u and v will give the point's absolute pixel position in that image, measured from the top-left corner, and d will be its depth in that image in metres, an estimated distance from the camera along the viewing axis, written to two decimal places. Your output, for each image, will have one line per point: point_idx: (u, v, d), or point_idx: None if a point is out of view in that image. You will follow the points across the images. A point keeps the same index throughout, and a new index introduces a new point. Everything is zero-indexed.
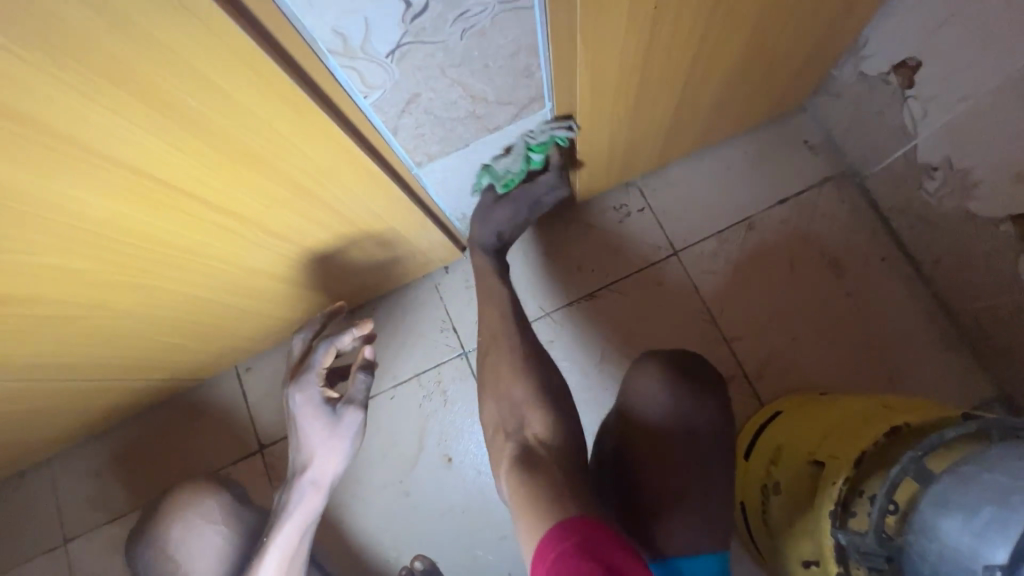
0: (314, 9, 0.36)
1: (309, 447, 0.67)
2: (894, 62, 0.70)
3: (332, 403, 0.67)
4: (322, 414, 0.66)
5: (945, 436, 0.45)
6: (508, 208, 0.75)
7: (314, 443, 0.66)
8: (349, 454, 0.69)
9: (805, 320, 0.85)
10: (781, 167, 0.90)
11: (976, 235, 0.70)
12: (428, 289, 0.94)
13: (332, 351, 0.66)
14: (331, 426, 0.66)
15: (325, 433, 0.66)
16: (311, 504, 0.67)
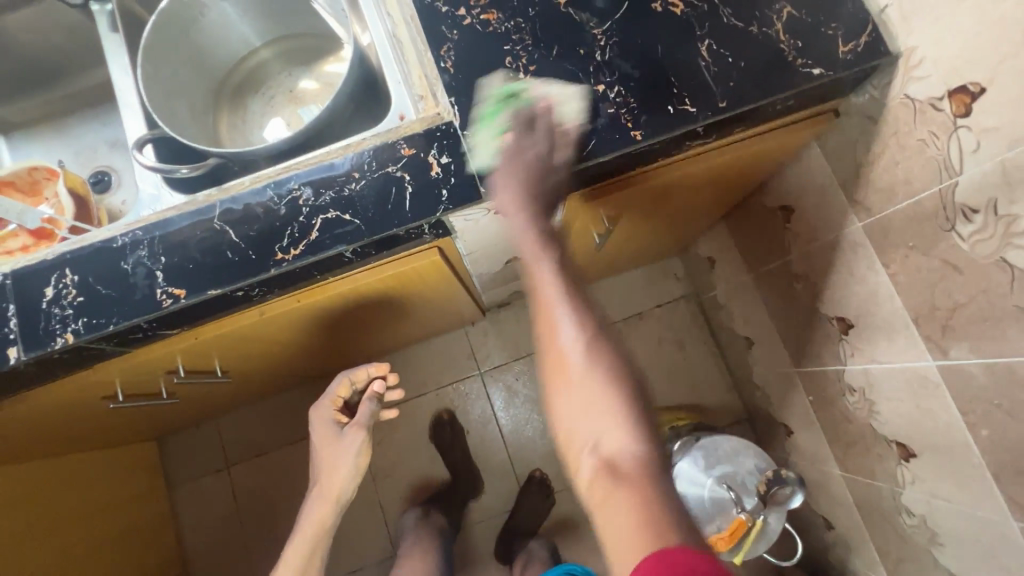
0: (483, 272, 1.11)
1: (326, 453, 1.00)
2: (706, 256, 1.49)
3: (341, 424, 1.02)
4: (332, 430, 1.01)
5: (678, 429, 1.28)
6: (459, 205, 0.68)
7: (324, 462, 1.00)
8: (349, 461, 0.99)
9: (662, 371, 1.62)
10: (660, 287, 1.67)
11: (735, 340, 1.49)
12: (462, 335, 1.66)
13: (344, 384, 1.00)
14: (335, 440, 1.00)
15: (332, 447, 1.00)
16: (318, 498, 1.01)
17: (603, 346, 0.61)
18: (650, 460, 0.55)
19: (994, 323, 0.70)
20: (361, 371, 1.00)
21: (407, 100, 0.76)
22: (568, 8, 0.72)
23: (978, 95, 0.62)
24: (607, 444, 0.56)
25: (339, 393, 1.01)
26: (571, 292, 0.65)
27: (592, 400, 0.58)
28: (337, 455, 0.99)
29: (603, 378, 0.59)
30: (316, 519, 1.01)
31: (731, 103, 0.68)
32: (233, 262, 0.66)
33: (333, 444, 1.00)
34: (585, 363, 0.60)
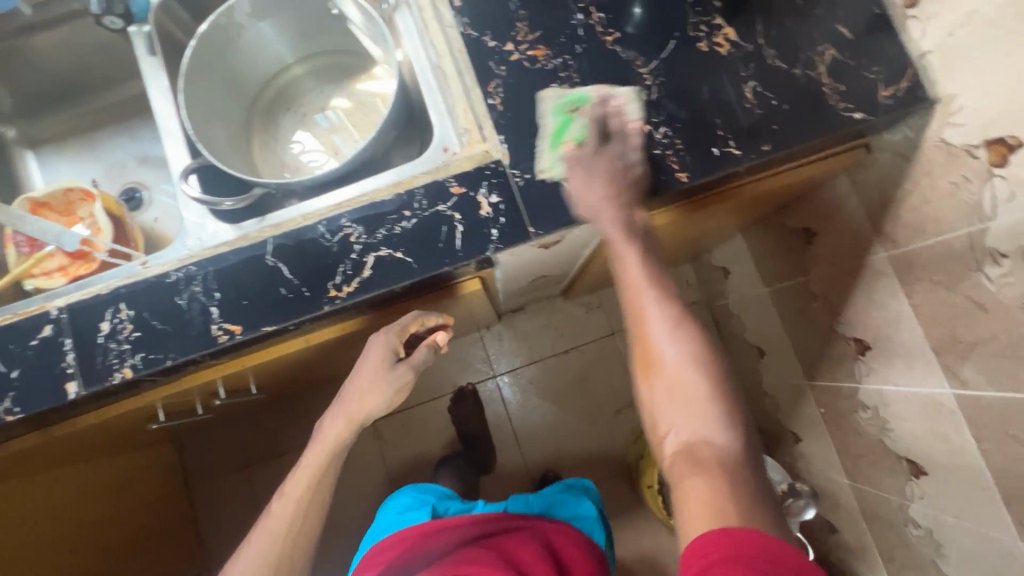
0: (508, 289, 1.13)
1: (366, 380, 0.83)
2: (720, 265, 1.51)
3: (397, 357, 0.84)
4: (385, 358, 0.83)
5: None
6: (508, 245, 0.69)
7: (362, 384, 0.83)
8: (382, 398, 0.82)
9: None
10: None
11: (745, 348, 1.53)
12: (477, 338, 1.68)
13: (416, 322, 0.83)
14: (382, 368, 0.82)
15: (378, 378, 0.83)
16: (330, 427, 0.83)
17: (694, 331, 0.62)
18: (738, 449, 0.55)
19: (1014, 361, 0.73)
20: (433, 316, 0.86)
21: (451, 131, 0.77)
22: (615, 45, 0.73)
23: (1015, 148, 0.64)
24: (691, 432, 0.57)
25: (407, 327, 0.83)
26: (660, 282, 0.64)
27: (684, 384, 0.59)
28: (375, 391, 0.82)
29: (694, 365, 0.59)
30: (329, 435, 0.83)
31: (774, 146, 0.70)
32: (287, 299, 0.67)
33: (382, 372, 0.83)
34: (677, 357, 0.60)
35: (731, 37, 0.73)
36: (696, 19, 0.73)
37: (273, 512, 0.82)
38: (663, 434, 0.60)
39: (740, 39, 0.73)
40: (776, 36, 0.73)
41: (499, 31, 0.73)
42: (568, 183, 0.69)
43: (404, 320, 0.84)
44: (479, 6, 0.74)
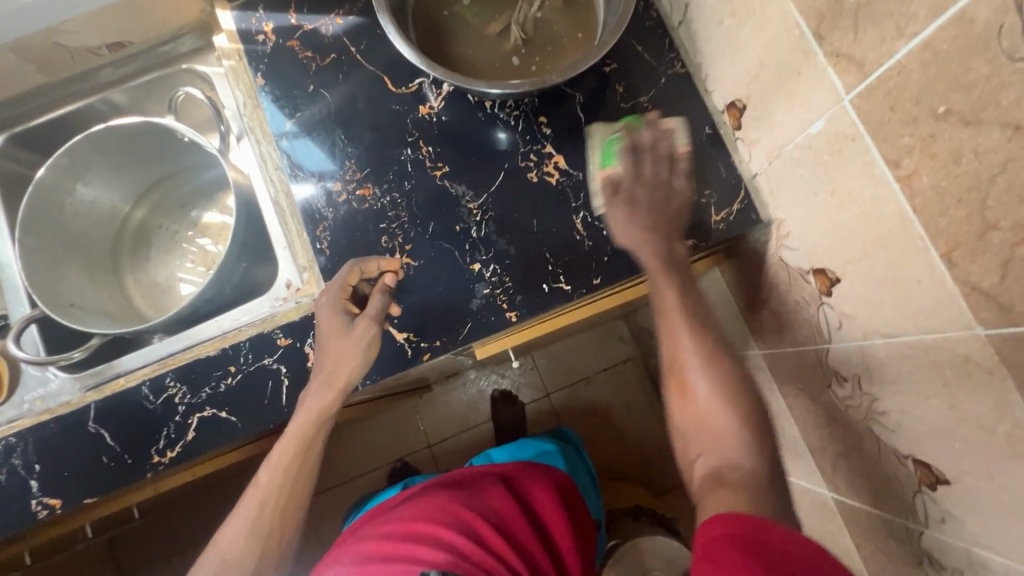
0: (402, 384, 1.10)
1: (326, 349, 0.64)
2: (646, 326, 1.48)
3: (353, 316, 0.65)
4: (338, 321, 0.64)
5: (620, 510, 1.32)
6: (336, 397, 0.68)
7: (329, 357, 0.63)
8: (355, 359, 0.63)
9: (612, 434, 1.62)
10: (608, 350, 1.66)
11: None
12: (410, 407, 1.64)
13: (355, 271, 0.65)
14: (339, 331, 0.64)
15: (341, 340, 0.63)
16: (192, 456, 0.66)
17: (725, 362, 0.56)
18: (755, 481, 0.49)
19: (871, 479, 0.71)
20: (374, 261, 0.67)
21: (291, 266, 0.75)
22: (444, 180, 0.72)
23: (836, 281, 0.63)
24: (710, 458, 0.53)
25: (346, 281, 0.65)
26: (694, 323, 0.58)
27: (711, 429, 0.54)
28: (345, 357, 0.63)
29: (730, 404, 0.54)
30: (313, 408, 0.63)
31: (606, 278, 0.69)
32: (108, 468, 0.66)
33: (343, 333, 0.63)
34: (709, 392, 0.55)
35: (560, 165, 0.72)
36: (526, 148, 0.73)
37: (259, 483, 0.64)
38: (689, 465, 0.55)
39: (570, 167, 0.72)
40: None
41: (328, 170, 0.73)
42: (396, 329, 0.68)
43: (341, 274, 0.65)
44: (308, 146, 0.74)
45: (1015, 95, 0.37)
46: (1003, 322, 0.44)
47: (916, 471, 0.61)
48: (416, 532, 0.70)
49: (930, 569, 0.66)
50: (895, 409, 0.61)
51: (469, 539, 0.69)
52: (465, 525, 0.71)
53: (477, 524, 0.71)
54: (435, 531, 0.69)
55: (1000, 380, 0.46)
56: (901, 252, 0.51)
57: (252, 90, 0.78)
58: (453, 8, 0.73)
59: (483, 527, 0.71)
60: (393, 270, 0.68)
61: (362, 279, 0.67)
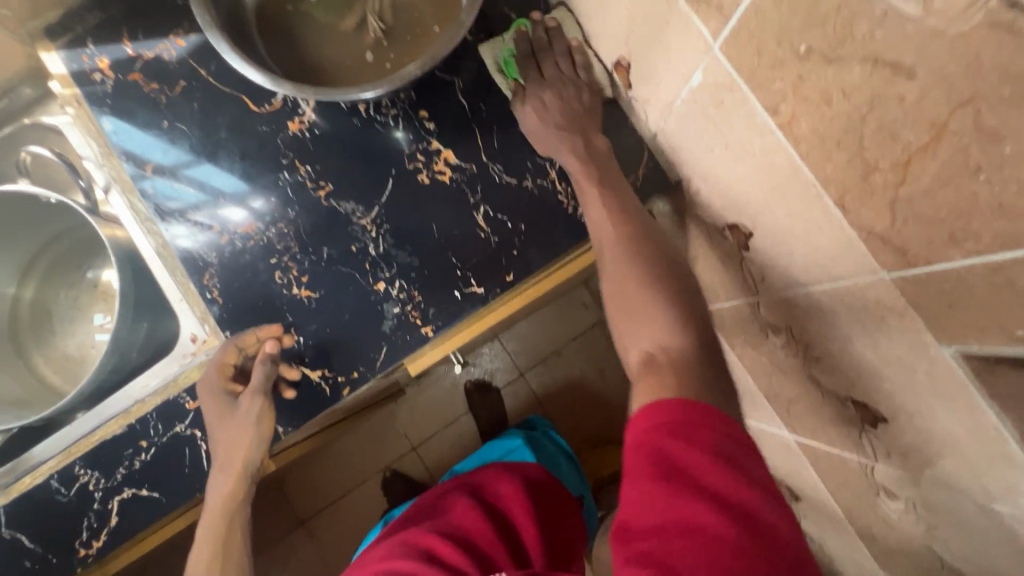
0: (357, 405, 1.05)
1: (220, 434, 0.61)
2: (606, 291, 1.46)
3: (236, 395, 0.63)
4: (223, 403, 0.63)
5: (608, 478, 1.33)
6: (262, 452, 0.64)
7: (218, 445, 0.61)
8: (251, 436, 0.61)
9: (593, 402, 1.61)
10: (573, 319, 1.64)
11: None
12: (388, 413, 1.61)
13: (230, 347, 0.63)
14: (226, 414, 0.62)
15: (228, 425, 0.61)
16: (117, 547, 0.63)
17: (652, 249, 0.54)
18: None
19: (820, 420, 0.70)
20: (252, 334, 0.63)
21: (192, 318, 0.71)
22: (329, 200, 0.66)
23: (749, 236, 0.60)
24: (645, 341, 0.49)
25: (224, 361, 0.63)
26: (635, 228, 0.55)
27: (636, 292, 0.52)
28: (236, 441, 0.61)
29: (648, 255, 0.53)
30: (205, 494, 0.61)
31: (517, 273, 0.65)
32: (34, 571, 0.62)
33: (229, 417, 0.62)
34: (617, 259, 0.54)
35: (451, 161, 0.67)
36: (411, 148, 0.67)
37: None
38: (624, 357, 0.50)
39: (461, 160, 0.67)
40: (499, 149, 0.67)
41: (226, 197, 0.67)
42: (309, 369, 0.64)
43: (216, 355, 0.63)
44: (197, 174, 0.67)
45: (868, 26, 0.33)
46: (902, 264, 0.41)
47: (858, 412, 0.60)
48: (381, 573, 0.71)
49: (887, 499, 0.66)
50: (827, 354, 0.59)
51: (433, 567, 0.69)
52: (428, 551, 0.72)
53: (438, 548, 0.72)
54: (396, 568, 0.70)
55: (911, 322, 0.44)
56: (798, 202, 0.48)
57: (102, 136, 0.70)
58: (300, 5, 0.66)
59: (444, 549, 0.72)
60: (274, 335, 0.63)
61: (242, 355, 0.64)
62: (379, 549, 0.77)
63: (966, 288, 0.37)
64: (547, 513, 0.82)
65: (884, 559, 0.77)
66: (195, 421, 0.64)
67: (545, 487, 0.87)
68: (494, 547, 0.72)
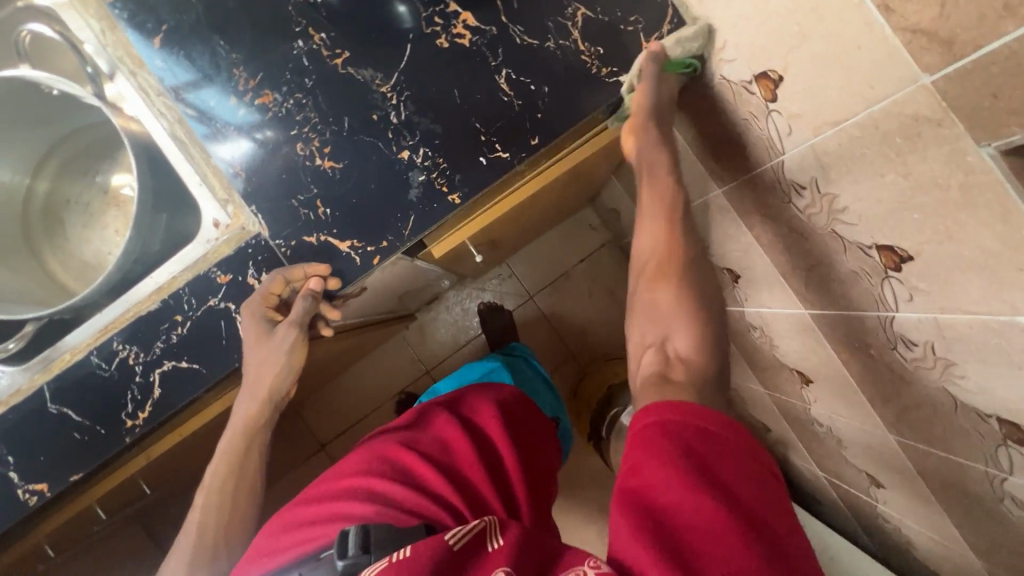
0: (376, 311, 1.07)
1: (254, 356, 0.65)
2: (615, 206, 1.46)
3: (276, 322, 0.66)
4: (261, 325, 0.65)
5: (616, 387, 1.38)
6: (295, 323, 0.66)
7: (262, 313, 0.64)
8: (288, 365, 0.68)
9: (602, 320, 1.64)
10: (580, 241, 1.64)
11: None
12: (400, 340, 1.64)
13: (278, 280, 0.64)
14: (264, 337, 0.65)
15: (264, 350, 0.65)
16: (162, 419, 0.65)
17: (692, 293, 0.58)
18: None
19: (840, 282, 0.72)
20: (300, 268, 0.64)
21: (211, 203, 0.68)
22: (346, 67, 0.64)
23: (778, 81, 0.59)
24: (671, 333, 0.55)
25: (270, 291, 0.64)
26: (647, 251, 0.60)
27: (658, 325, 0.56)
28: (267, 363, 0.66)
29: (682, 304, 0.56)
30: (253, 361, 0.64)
31: (543, 136, 0.65)
32: (84, 442, 0.64)
33: (268, 343, 0.65)
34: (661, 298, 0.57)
35: (470, 23, 0.64)
36: (427, 11, 0.65)
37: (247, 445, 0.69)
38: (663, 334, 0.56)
39: (481, 22, 0.64)
40: (519, 8, 0.64)
41: (231, 125, 0.65)
42: (338, 239, 0.64)
43: (262, 284, 0.64)
44: (213, 49, 0.65)
45: None
46: (947, 59, 0.41)
47: (881, 259, 0.61)
48: (353, 489, 0.69)
49: (905, 351, 0.68)
50: (854, 201, 0.60)
51: (410, 488, 0.67)
52: (409, 474, 0.70)
53: (419, 469, 0.70)
54: (370, 484, 0.69)
55: (950, 129, 0.44)
56: (836, 19, 0.48)
57: (104, 10, 0.67)
58: None
59: (424, 471, 0.70)
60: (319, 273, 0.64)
61: (287, 287, 0.65)
62: (349, 464, 0.75)
63: (1017, 65, 0.37)
64: (528, 443, 0.81)
65: (894, 419, 0.81)
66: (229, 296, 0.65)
67: (522, 408, 0.88)
68: (475, 470, 0.70)
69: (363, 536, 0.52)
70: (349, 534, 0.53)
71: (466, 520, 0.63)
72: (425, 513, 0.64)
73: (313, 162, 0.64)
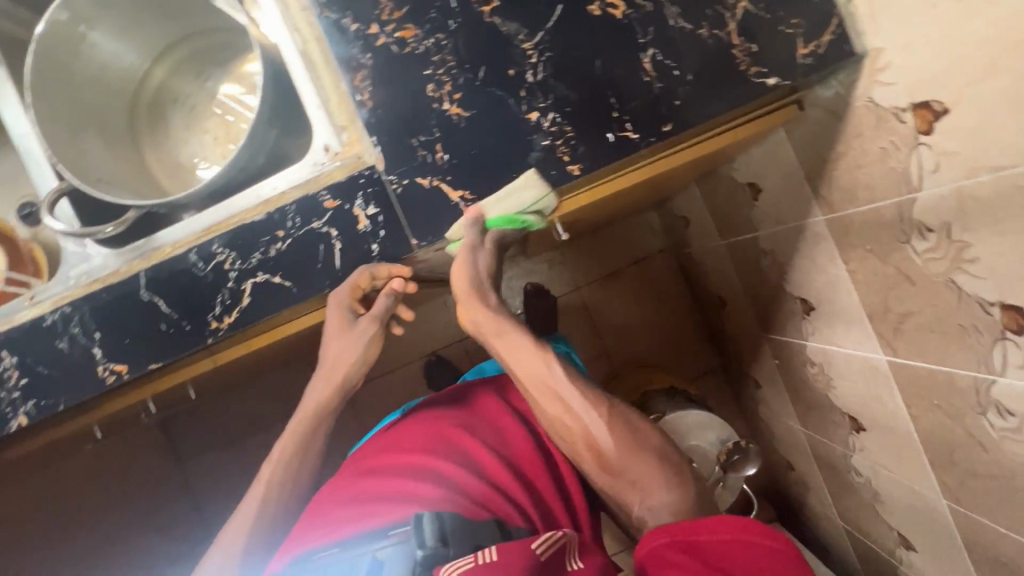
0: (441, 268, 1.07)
1: (334, 341, 0.80)
2: (685, 214, 1.43)
3: (357, 314, 0.78)
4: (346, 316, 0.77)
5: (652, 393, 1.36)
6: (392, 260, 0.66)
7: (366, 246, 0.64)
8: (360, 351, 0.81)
9: (644, 325, 1.63)
10: (638, 242, 1.62)
11: (709, 297, 1.50)
12: (441, 303, 1.65)
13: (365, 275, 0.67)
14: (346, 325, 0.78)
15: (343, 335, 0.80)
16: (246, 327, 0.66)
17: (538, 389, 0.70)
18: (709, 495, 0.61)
19: (940, 335, 0.70)
20: (386, 267, 0.68)
21: (328, 127, 0.68)
22: (492, 17, 0.63)
23: (941, 114, 0.56)
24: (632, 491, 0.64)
25: (357, 284, 0.68)
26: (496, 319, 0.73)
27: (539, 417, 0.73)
28: (347, 344, 0.81)
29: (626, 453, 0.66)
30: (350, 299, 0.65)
31: (676, 124, 0.63)
32: (169, 334, 0.65)
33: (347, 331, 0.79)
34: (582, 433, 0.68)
35: None
36: None
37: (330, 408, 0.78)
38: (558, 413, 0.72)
39: None
40: None
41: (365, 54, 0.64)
42: (450, 187, 0.64)
43: (351, 277, 0.66)
44: None
45: None
46: None
47: (1002, 318, 0.59)
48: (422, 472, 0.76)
49: (994, 418, 0.66)
50: (990, 254, 0.57)
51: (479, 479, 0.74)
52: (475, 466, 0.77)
53: (485, 462, 0.78)
54: (440, 470, 0.76)
55: None
56: None
57: None
58: None
59: (491, 465, 0.78)
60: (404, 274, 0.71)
61: (372, 282, 0.70)
62: (412, 447, 0.82)
63: None
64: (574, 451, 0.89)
65: (954, 484, 0.79)
66: (334, 221, 0.64)
67: None
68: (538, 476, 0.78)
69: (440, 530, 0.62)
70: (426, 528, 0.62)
71: (531, 517, 0.71)
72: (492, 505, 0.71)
73: (440, 106, 0.64)
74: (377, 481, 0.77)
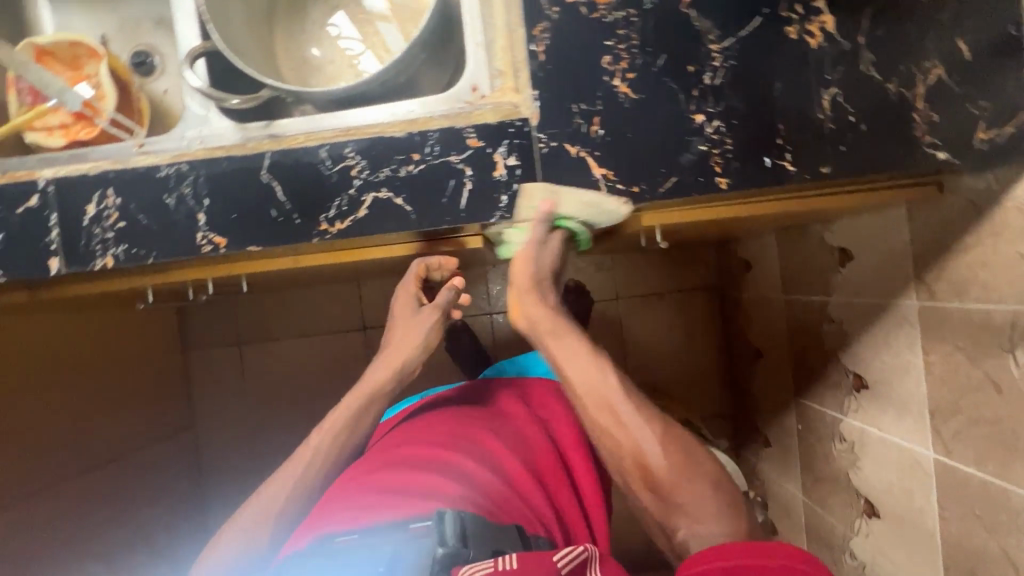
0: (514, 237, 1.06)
1: (399, 320, 0.90)
2: (749, 259, 1.43)
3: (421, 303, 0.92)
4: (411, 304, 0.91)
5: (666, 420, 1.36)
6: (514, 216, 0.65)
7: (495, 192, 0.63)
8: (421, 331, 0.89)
9: (669, 353, 1.62)
10: (689, 272, 1.62)
11: (744, 345, 1.50)
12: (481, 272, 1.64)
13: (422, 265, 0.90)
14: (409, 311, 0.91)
15: (406, 319, 0.90)
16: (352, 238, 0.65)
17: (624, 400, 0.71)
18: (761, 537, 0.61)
19: (1010, 450, 0.70)
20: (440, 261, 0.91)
21: (486, 67, 0.67)
22: (689, 8, 0.62)
23: None
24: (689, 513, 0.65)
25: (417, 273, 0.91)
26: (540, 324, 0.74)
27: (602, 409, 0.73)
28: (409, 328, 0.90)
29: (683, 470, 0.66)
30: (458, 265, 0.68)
31: (834, 169, 0.62)
32: (276, 222, 0.64)
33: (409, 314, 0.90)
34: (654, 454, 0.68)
35: (827, 28, 0.61)
36: None
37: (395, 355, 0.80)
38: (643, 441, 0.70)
39: (837, 32, 0.61)
40: (881, 38, 0.61)
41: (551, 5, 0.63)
42: (595, 163, 0.63)
43: (412, 268, 0.91)
44: None
45: None
46: None
47: None
48: (445, 466, 0.77)
49: None
50: None
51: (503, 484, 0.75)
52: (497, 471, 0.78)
53: (508, 468, 0.79)
54: (461, 468, 0.76)
55: None
56: None
57: None
58: None
59: (514, 471, 0.78)
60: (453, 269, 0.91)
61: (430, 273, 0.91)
62: (435, 440, 0.82)
63: None
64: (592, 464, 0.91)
65: None
66: (472, 160, 0.63)
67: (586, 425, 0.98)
68: (561, 489, 0.80)
69: (460, 529, 0.62)
70: (446, 523, 0.62)
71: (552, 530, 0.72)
72: (515, 513, 0.72)
73: (611, 80, 0.62)
74: (399, 468, 0.77)
